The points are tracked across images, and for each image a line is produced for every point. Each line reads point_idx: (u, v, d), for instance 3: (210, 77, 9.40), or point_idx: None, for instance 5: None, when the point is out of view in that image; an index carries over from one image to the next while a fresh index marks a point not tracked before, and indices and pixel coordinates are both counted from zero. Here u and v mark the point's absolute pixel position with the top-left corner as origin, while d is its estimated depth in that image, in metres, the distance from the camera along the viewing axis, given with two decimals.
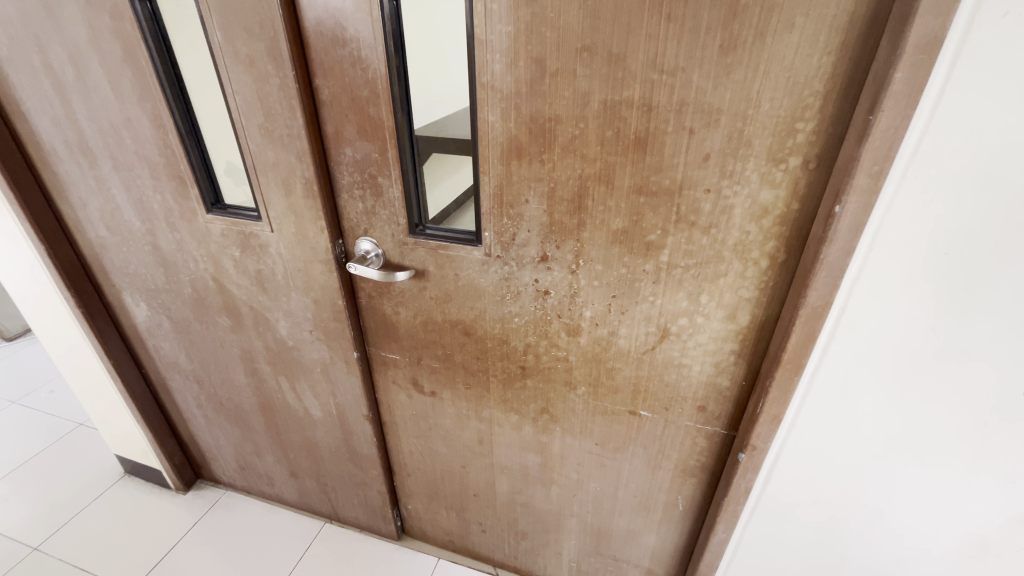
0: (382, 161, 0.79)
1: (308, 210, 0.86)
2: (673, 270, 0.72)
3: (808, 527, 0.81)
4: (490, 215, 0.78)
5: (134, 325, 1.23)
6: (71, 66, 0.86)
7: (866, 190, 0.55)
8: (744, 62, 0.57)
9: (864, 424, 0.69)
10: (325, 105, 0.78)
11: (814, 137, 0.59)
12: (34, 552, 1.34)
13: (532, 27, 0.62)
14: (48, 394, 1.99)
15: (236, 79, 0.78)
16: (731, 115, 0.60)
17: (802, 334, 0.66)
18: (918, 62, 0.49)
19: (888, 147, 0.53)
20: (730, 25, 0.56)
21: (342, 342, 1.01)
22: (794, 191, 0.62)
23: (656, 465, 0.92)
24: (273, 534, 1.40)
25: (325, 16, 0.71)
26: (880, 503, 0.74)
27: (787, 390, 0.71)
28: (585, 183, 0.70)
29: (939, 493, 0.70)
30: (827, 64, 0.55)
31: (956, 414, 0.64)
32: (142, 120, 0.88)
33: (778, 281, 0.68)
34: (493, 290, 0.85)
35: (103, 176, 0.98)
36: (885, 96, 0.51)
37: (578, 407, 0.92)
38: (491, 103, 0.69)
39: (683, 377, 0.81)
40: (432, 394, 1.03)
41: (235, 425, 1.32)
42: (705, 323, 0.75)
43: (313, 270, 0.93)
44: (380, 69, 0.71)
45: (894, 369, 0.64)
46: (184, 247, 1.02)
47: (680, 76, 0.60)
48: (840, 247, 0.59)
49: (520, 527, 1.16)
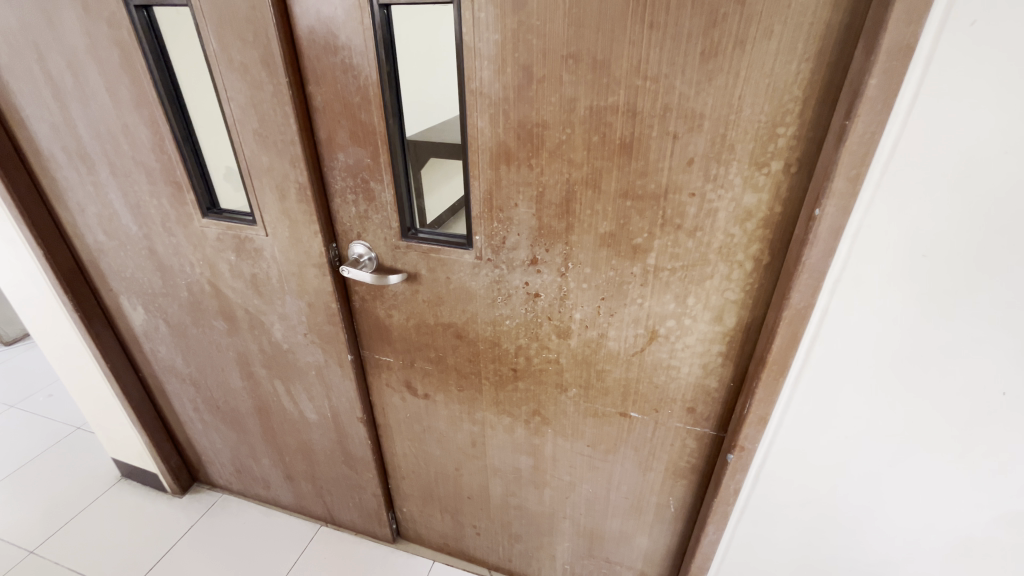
0: (374, 165, 0.81)
1: (302, 215, 0.88)
2: (659, 273, 0.73)
3: (797, 527, 0.82)
4: (480, 219, 0.79)
5: (131, 329, 1.24)
6: (68, 73, 0.88)
7: (845, 194, 0.57)
8: (724, 68, 0.58)
9: (851, 424, 0.70)
10: (318, 111, 0.79)
11: (794, 141, 0.60)
12: (31, 556, 1.35)
13: (519, 34, 0.63)
14: (47, 398, 2.00)
15: (231, 86, 0.80)
16: (713, 121, 0.61)
17: (786, 336, 0.67)
18: (891, 68, 0.50)
19: (864, 152, 0.54)
20: (710, 33, 0.57)
21: (336, 345, 1.01)
22: (776, 195, 0.63)
23: (648, 466, 0.93)
24: (269, 537, 1.40)
25: (317, 23, 0.72)
26: (868, 504, 0.75)
27: (773, 391, 0.72)
28: (572, 187, 0.71)
29: (926, 493, 0.70)
30: (805, 70, 0.56)
31: (941, 413, 0.64)
32: (139, 126, 0.89)
33: (763, 282, 0.70)
34: (484, 293, 0.86)
35: (100, 181, 0.99)
36: (860, 101, 0.52)
37: (569, 409, 0.92)
38: (480, 109, 0.70)
39: (671, 378, 0.82)
40: (426, 396, 1.04)
41: (231, 428, 1.33)
42: (693, 325, 0.76)
43: (307, 274, 0.94)
44: (371, 75, 0.73)
45: (879, 369, 0.65)
46: (180, 252, 1.03)
47: (663, 82, 0.61)
48: (821, 250, 0.60)
49: (514, 529, 1.16)
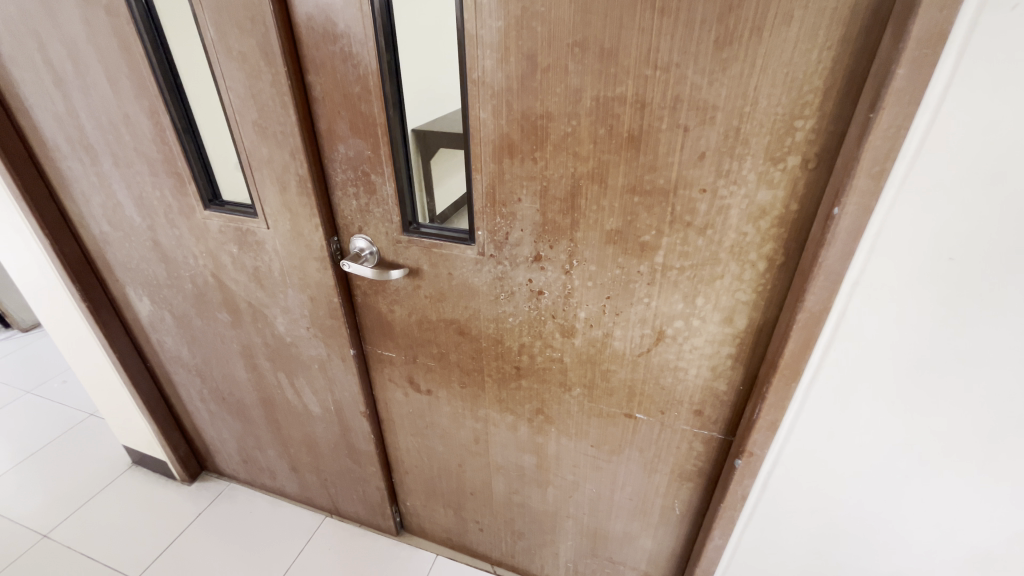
0: (374, 158, 0.78)
1: (302, 208, 0.86)
2: (668, 272, 0.71)
3: (806, 535, 0.80)
4: (483, 214, 0.76)
5: (138, 319, 1.25)
6: (70, 62, 0.87)
7: (867, 192, 0.53)
8: (740, 57, 0.55)
9: (866, 433, 0.67)
10: (317, 102, 0.77)
11: (813, 135, 0.57)
12: (43, 540, 1.37)
13: (523, 22, 0.61)
14: (61, 384, 2.03)
15: (229, 76, 0.78)
16: (727, 112, 0.58)
17: (799, 340, 0.64)
18: (920, 57, 0.46)
19: (889, 147, 0.51)
20: (725, 19, 0.54)
21: (338, 339, 1.00)
22: (793, 192, 0.60)
23: (653, 468, 0.91)
24: (275, 527, 1.41)
25: (316, 11, 0.70)
26: (882, 514, 0.72)
27: (785, 396, 0.69)
28: (578, 181, 0.68)
29: (942, 506, 0.67)
30: (827, 59, 0.53)
31: (964, 424, 0.61)
32: (139, 116, 0.88)
33: (776, 284, 0.66)
34: (487, 290, 0.84)
35: (103, 171, 0.99)
36: (886, 93, 0.49)
37: (573, 409, 0.90)
38: (482, 100, 0.67)
39: (679, 380, 0.79)
40: (428, 392, 1.03)
41: (237, 419, 1.33)
42: (701, 326, 0.73)
43: (309, 267, 0.93)
44: (370, 64, 0.70)
45: (898, 377, 0.62)
46: (184, 243, 1.03)
47: (674, 72, 0.58)
48: (838, 251, 0.57)
49: (517, 526, 1.15)
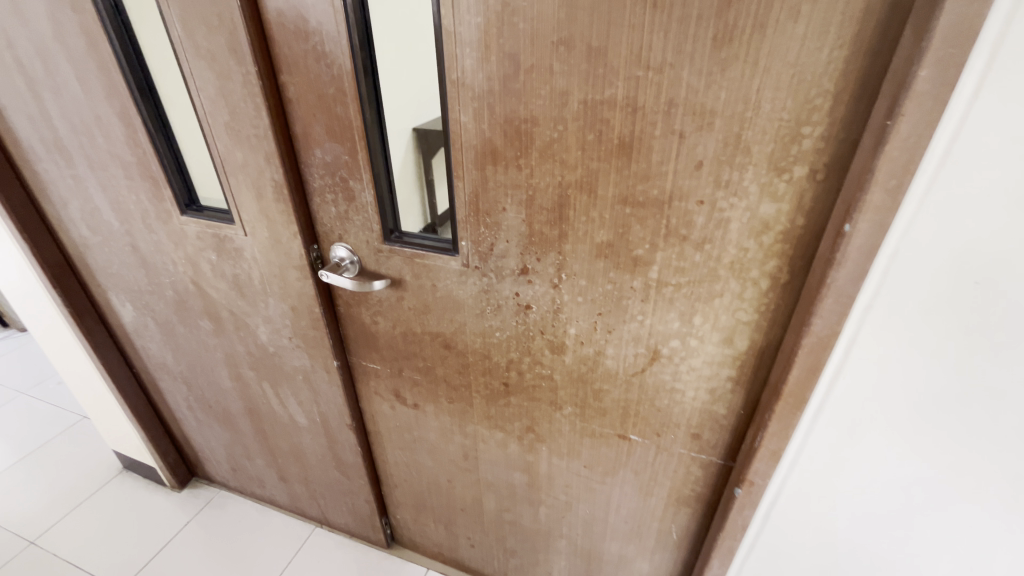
0: (352, 163, 0.74)
1: (280, 215, 0.82)
2: (663, 288, 0.65)
3: (811, 569, 0.74)
4: (466, 223, 0.72)
5: (122, 325, 1.21)
6: (39, 62, 0.83)
7: (883, 208, 0.47)
8: (741, 56, 0.49)
9: (877, 467, 0.62)
10: (292, 104, 0.73)
11: (823, 143, 0.51)
12: (29, 547, 1.35)
13: (504, 18, 0.55)
14: (57, 385, 2.02)
15: (199, 76, 0.74)
16: (726, 118, 0.52)
17: (805, 366, 0.59)
18: (946, 57, 0.41)
19: (909, 158, 0.45)
20: (725, 14, 0.48)
21: (321, 350, 0.96)
22: (799, 205, 0.55)
23: (648, 491, 0.86)
24: (264, 536, 1.38)
25: (286, 6, 0.65)
26: (895, 552, 0.66)
27: (788, 424, 0.64)
28: (566, 191, 0.63)
29: (962, 547, 0.62)
30: (838, 59, 0.47)
31: (987, 462, 0.55)
32: (111, 118, 0.84)
33: (780, 303, 0.61)
34: (472, 303, 0.79)
35: (80, 175, 0.95)
36: (907, 97, 0.43)
37: (564, 428, 0.85)
38: (463, 102, 0.62)
39: (675, 403, 0.74)
40: (415, 406, 0.98)
41: (224, 427, 1.30)
42: (699, 347, 0.68)
43: (289, 277, 0.89)
44: (344, 63, 0.65)
45: (913, 408, 0.56)
46: (163, 249, 0.99)
47: (668, 73, 0.52)
48: (849, 272, 0.52)
49: (509, 544, 1.11)
